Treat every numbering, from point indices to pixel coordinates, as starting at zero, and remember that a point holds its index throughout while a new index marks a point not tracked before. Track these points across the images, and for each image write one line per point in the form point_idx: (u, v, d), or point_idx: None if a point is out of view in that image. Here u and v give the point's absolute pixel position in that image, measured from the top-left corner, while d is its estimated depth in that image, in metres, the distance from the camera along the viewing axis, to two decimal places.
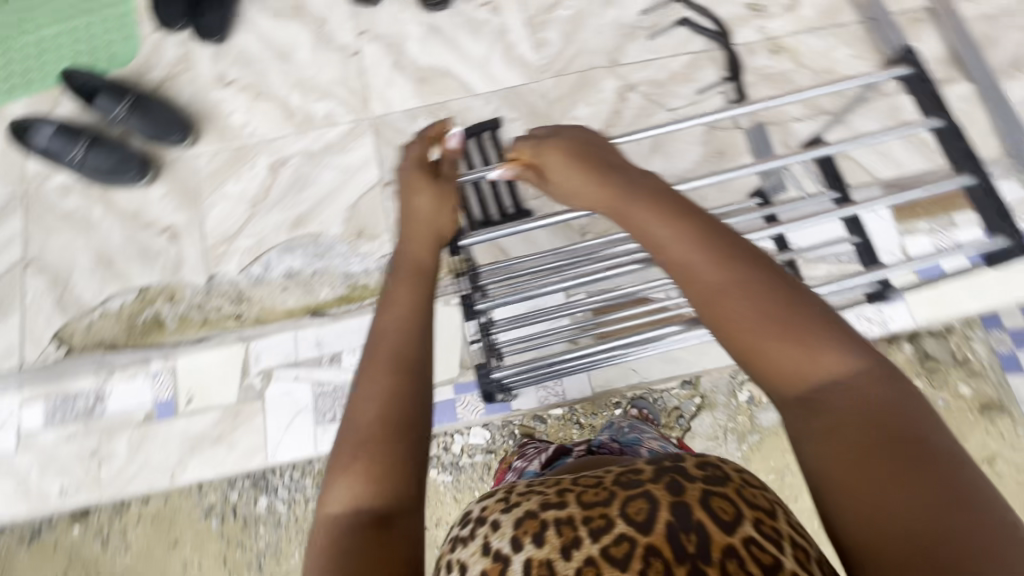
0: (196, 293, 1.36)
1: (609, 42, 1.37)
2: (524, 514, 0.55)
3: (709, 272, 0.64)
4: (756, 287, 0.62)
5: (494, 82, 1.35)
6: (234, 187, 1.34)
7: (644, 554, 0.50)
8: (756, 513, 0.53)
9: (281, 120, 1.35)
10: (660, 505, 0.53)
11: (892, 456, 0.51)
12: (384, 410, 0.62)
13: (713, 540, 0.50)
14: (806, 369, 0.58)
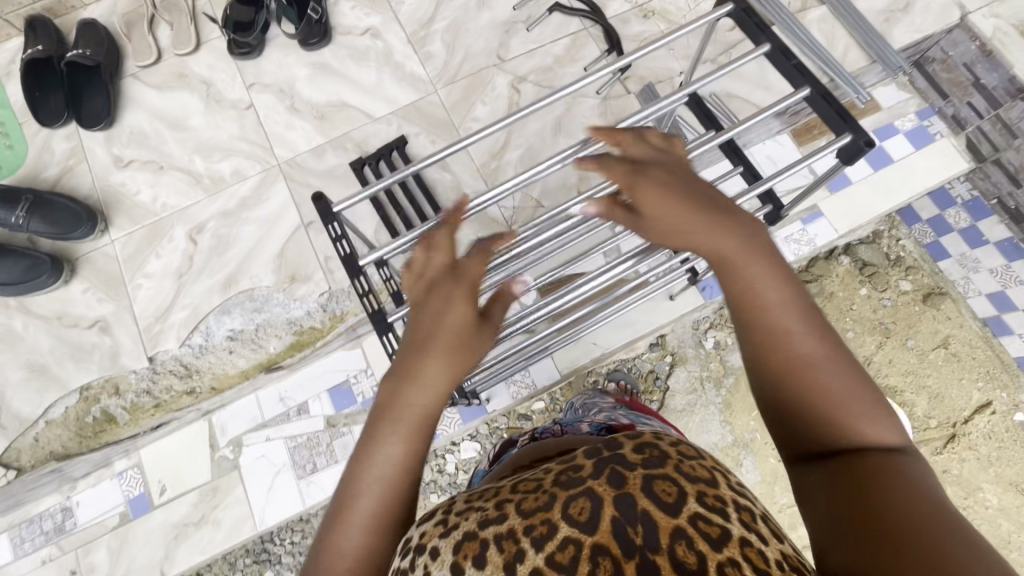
0: (142, 378, 1.33)
1: (491, 42, 1.42)
2: (466, 533, 0.50)
3: (772, 334, 0.63)
4: (824, 361, 0.61)
5: (391, 102, 1.38)
6: (156, 264, 1.31)
7: (589, 554, 0.45)
8: (699, 490, 0.48)
9: (190, 187, 1.35)
10: (602, 500, 0.48)
11: (891, 493, 0.50)
12: (360, 564, 0.62)
13: (661, 527, 0.45)
14: (845, 427, 0.58)
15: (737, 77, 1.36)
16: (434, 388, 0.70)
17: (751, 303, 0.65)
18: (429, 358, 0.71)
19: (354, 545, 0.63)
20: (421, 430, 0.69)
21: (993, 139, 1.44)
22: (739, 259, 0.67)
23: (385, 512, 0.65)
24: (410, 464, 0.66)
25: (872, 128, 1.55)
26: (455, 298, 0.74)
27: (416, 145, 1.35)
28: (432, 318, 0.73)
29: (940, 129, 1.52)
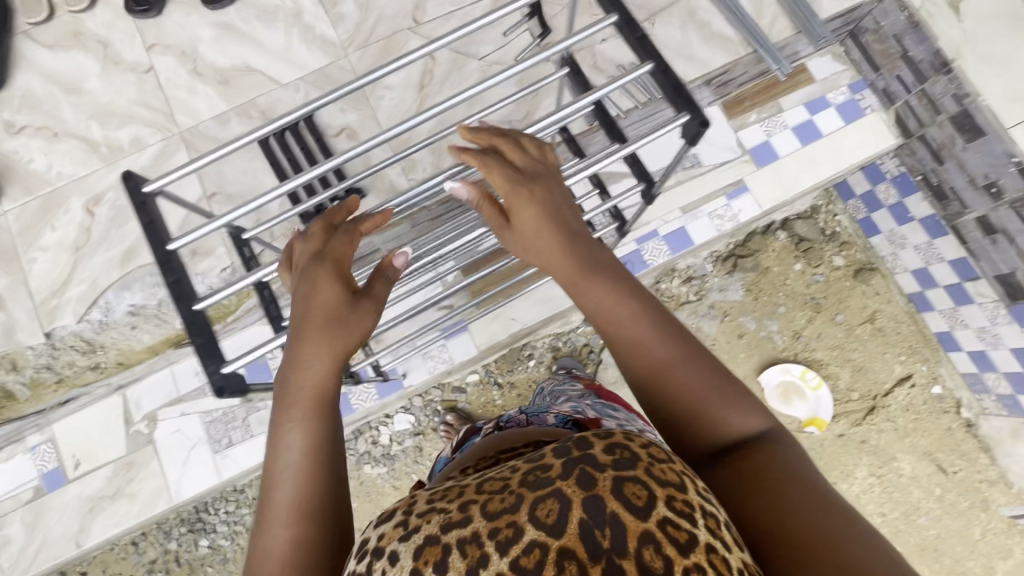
0: (41, 355, 1.30)
1: (407, 3, 1.34)
2: (424, 537, 0.43)
3: (637, 347, 0.63)
4: (683, 359, 0.61)
5: (299, 68, 1.31)
6: (52, 236, 1.27)
7: (558, 557, 0.39)
8: (667, 491, 0.42)
9: (86, 154, 1.28)
10: (571, 498, 0.41)
11: (775, 485, 0.52)
12: (295, 554, 0.55)
13: (629, 531, 0.40)
14: (718, 420, 0.59)
15: (660, 46, 1.32)
16: (325, 371, 0.63)
17: (613, 323, 0.65)
18: (306, 347, 0.64)
19: (280, 542, 0.56)
20: (317, 417, 0.62)
21: (918, 115, 1.42)
22: (592, 274, 0.66)
23: (304, 502, 0.58)
24: (310, 453, 0.60)
25: (804, 101, 1.52)
26: (322, 279, 0.66)
27: (324, 113, 1.29)
28: (307, 305, 0.66)
29: (871, 104, 1.51)
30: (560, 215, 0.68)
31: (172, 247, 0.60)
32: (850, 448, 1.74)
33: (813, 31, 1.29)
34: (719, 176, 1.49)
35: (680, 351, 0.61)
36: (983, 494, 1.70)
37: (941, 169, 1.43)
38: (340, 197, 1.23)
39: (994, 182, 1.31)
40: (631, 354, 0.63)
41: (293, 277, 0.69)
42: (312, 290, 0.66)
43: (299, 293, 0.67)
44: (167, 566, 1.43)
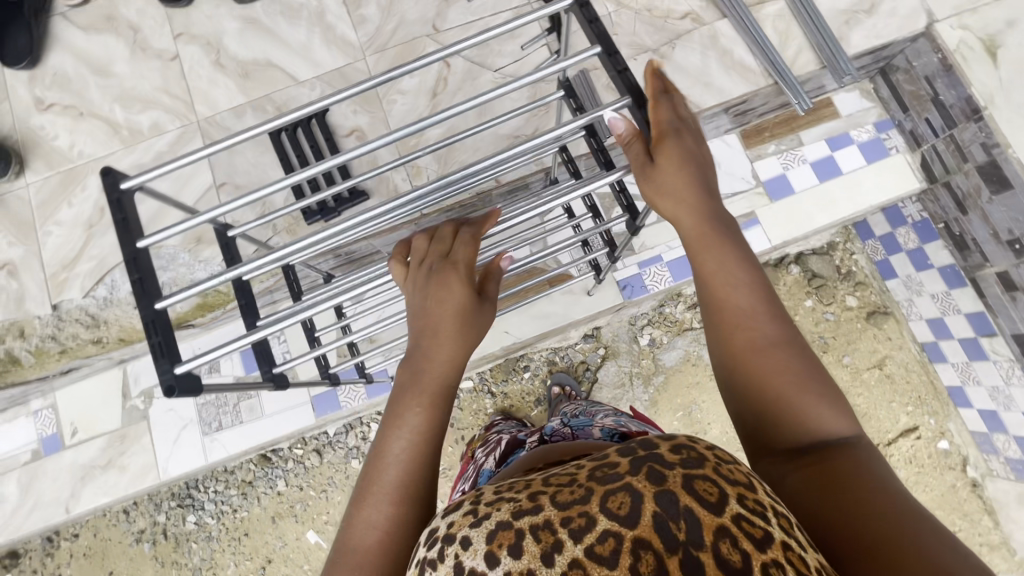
0: (48, 325, 1.32)
1: (428, 10, 1.35)
2: (493, 524, 0.39)
3: (747, 327, 0.57)
4: (797, 358, 0.55)
5: (317, 67, 1.34)
6: (69, 212, 1.32)
7: (631, 549, 0.34)
8: (739, 488, 0.37)
9: (107, 136, 1.33)
10: (644, 491, 0.37)
11: (858, 490, 0.45)
12: (390, 534, 0.59)
13: (704, 524, 0.35)
14: (806, 421, 0.52)
15: (678, 71, 1.30)
16: (447, 368, 0.67)
17: (727, 304, 0.59)
18: (440, 341, 0.66)
19: (379, 520, 0.60)
20: (436, 407, 0.65)
21: (945, 160, 1.37)
22: (711, 243, 0.61)
23: (410, 484, 0.62)
24: (422, 441, 0.64)
25: (824, 136, 1.48)
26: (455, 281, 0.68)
27: (336, 113, 1.30)
28: (427, 302, 0.68)
29: (897, 144, 1.45)
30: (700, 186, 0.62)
31: (142, 243, 0.62)
32: None
33: (835, 67, 1.28)
34: (730, 206, 1.46)
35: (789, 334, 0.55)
36: (992, 563, 1.58)
37: (963, 220, 1.37)
38: (344, 197, 1.26)
39: (1018, 238, 1.26)
40: (726, 340, 0.58)
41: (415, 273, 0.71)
42: (435, 288, 0.68)
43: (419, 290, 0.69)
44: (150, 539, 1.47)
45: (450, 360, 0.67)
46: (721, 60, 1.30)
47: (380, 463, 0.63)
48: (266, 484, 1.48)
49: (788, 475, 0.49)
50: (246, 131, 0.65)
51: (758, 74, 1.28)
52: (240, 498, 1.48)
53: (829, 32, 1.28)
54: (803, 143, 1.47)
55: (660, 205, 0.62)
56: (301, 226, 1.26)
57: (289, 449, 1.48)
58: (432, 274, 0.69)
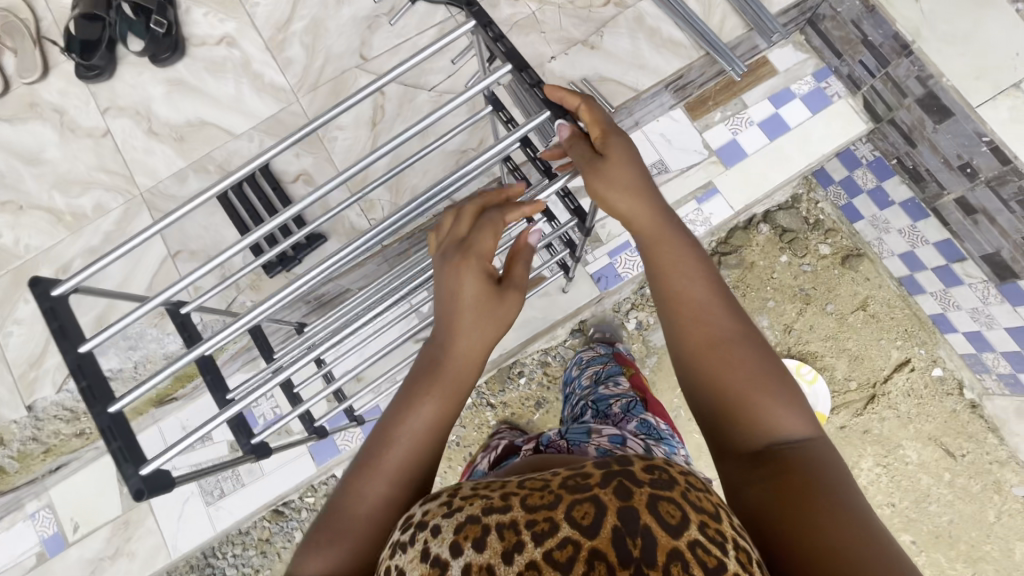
0: (26, 427, 1.31)
1: (353, 41, 1.34)
2: (465, 518, 0.43)
3: (708, 326, 0.63)
4: (750, 355, 0.61)
5: (251, 117, 1.31)
6: (27, 309, 1.29)
7: (587, 556, 0.39)
8: (702, 518, 0.42)
9: (51, 225, 1.30)
10: (607, 503, 0.41)
11: (801, 484, 0.50)
12: (377, 516, 0.61)
13: (659, 547, 0.39)
14: (755, 417, 0.57)
15: (611, 58, 1.30)
16: (465, 365, 0.69)
17: (687, 306, 0.65)
18: (457, 334, 0.69)
19: (369, 504, 0.61)
20: (450, 405, 0.67)
21: (885, 98, 1.39)
22: (666, 252, 0.67)
23: (409, 478, 0.63)
24: (425, 443, 0.65)
25: (767, 95, 1.49)
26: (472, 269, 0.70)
27: (279, 160, 1.28)
28: (449, 293, 0.70)
29: (838, 91, 1.48)
30: (644, 191, 0.68)
31: (85, 348, 0.60)
32: (861, 442, 1.66)
33: (763, 27, 1.27)
34: (688, 180, 1.46)
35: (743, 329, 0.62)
36: (1003, 479, 1.62)
37: (914, 152, 1.39)
38: (301, 244, 1.23)
39: (968, 162, 1.27)
40: (684, 336, 0.64)
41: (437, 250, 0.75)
42: (454, 281, 0.70)
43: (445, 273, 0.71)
44: None
45: (473, 362, 0.69)
46: (650, 40, 1.30)
47: (388, 447, 0.64)
48: (282, 539, 1.46)
49: (743, 470, 0.55)
50: (186, 207, 0.65)
51: (688, 47, 1.29)
52: (258, 558, 1.46)
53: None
54: (748, 105, 1.48)
55: (609, 203, 0.67)
56: (265, 281, 1.24)
57: (297, 501, 1.46)
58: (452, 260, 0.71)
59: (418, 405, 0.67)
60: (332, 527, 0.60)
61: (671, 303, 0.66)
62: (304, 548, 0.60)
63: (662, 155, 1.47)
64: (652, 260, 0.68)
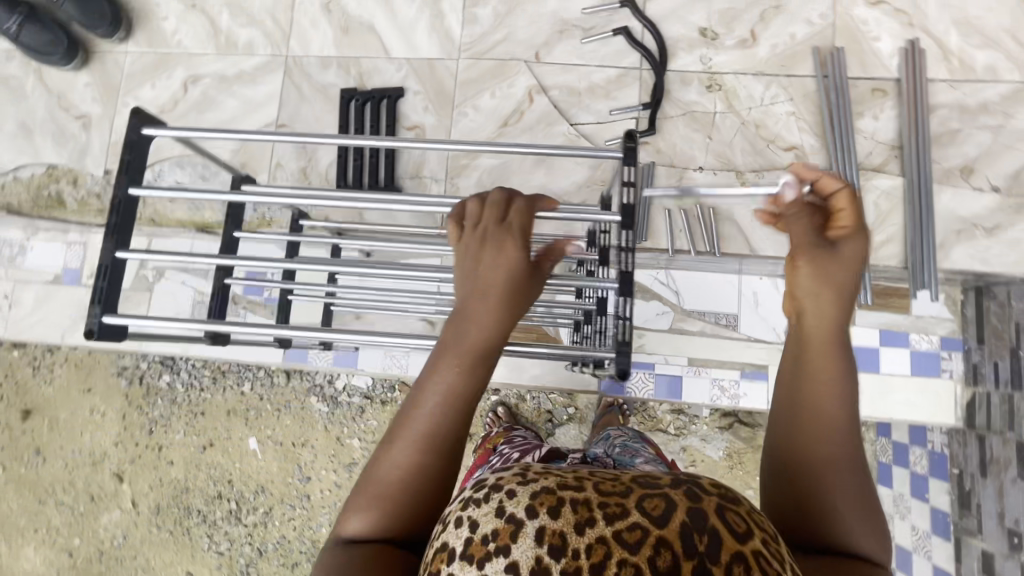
0: (97, 184, 1.37)
1: (539, 36, 1.30)
2: (539, 487, 0.41)
3: (826, 435, 0.55)
4: (855, 468, 0.55)
5: (411, 49, 1.32)
6: (148, 93, 1.37)
7: (654, 542, 0.37)
8: (764, 534, 0.39)
9: (207, 36, 1.38)
10: (678, 501, 0.39)
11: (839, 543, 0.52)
12: (407, 481, 0.57)
13: (725, 546, 0.37)
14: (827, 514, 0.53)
15: (752, 205, 1.21)
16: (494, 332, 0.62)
17: (814, 414, 0.56)
18: (481, 313, 0.62)
19: (395, 470, 0.58)
20: (470, 376, 0.61)
21: (992, 413, 1.24)
22: (823, 352, 0.57)
23: (415, 482, 0.57)
24: (466, 386, 0.60)
25: (882, 326, 1.33)
26: (506, 245, 0.65)
27: (409, 102, 1.30)
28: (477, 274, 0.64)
29: (953, 370, 1.31)
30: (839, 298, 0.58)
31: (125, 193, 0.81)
32: None
33: (916, 276, 1.15)
34: (747, 349, 1.38)
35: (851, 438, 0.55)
36: None
37: (978, 480, 1.25)
38: (378, 185, 1.27)
39: (1019, 532, 1.16)
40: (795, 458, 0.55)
41: (467, 239, 0.68)
42: (493, 250, 0.65)
43: (472, 252, 0.65)
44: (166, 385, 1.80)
45: (495, 319, 0.62)
46: None
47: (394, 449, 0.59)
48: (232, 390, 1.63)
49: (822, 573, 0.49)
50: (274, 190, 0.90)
51: None
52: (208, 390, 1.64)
53: (929, 233, 1.14)
54: (855, 323, 1.34)
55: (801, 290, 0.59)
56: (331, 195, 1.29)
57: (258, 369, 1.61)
58: (486, 237, 0.66)
59: (440, 370, 0.60)
60: (371, 486, 0.58)
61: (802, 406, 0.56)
62: (348, 504, 0.58)
63: (740, 311, 1.38)
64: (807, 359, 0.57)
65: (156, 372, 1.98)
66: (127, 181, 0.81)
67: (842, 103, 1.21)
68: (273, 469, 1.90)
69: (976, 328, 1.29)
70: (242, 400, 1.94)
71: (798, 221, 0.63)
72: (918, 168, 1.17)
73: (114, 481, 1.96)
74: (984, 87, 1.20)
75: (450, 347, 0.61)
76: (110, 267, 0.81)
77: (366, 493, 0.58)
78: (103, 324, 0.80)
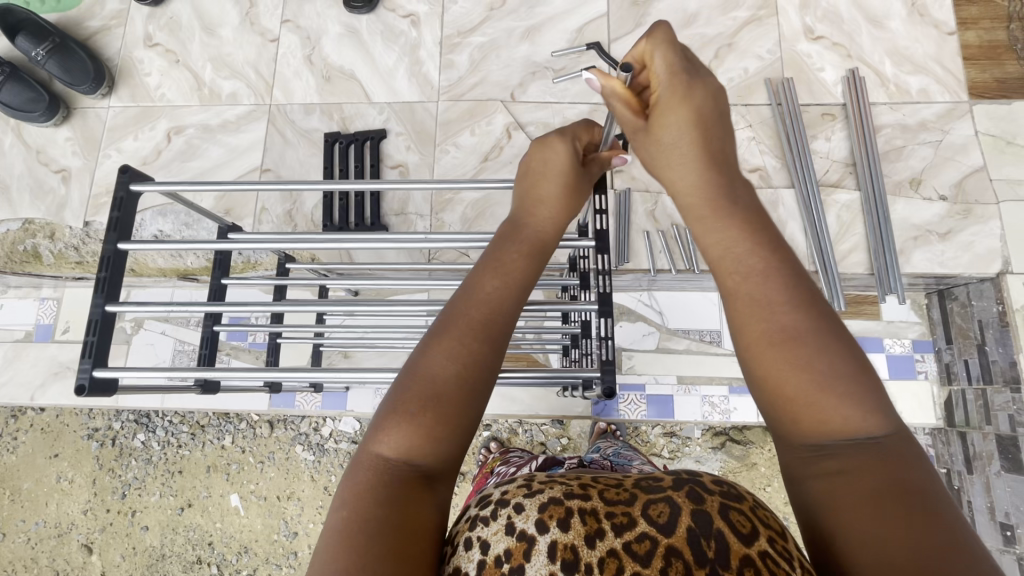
0: (75, 236, 1.36)
1: (513, 77, 1.38)
2: (546, 498, 0.42)
3: (759, 308, 0.48)
4: (812, 334, 0.46)
5: (392, 93, 1.38)
6: (131, 144, 1.39)
7: (664, 551, 0.38)
8: (770, 532, 0.40)
9: (190, 89, 1.41)
10: (684, 506, 0.40)
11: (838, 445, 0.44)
12: (452, 383, 0.48)
13: (732, 550, 0.38)
14: (810, 412, 0.45)
15: None
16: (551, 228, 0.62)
17: (752, 295, 0.48)
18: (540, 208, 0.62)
19: (435, 372, 0.49)
20: (527, 264, 0.57)
21: (970, 410, 1.29)
22: (705, 228, 0.52)
23: (463, 385, 0.49)
24: (520, 283, 0.55)
25: (856, 333, 1.39)
26: (557, 140, 0.64)
27: (392, 143, 1.35)
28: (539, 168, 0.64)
29: (929, 370, 1.36)
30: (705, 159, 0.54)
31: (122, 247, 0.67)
32: None
33: (884, 281, 1.22)
34: (733, 364, 1.41)
35: (798, 309, 0.47)
36: None
37: (966, 477, 1.28)
38: (365, 224, 1.29)
39: (1012, 525, 1.18)
40: (750, 355, 0.47)
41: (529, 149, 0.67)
42: (543, 151, 0.64)
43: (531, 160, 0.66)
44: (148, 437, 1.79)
45: (556, 213, 0.62)
46: None
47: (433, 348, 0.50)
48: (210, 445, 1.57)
49: (822, 500, 0.43)
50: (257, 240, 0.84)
51: (803, 256, 1.25)
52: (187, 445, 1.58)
53: (889, 240, 1.22)
54: None
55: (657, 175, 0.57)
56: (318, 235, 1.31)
57: None
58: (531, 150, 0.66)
59: (505, 262, 0.57)
60: (412, 393, 0.48)
61: (724, 295, 0.50)
62: (381, 419, 0.47)
63: (723, 327, 1.43)
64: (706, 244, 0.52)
65: (130, 432, 1.89)
66: (121, 235, 0.67)
67: (796, 127, 1.31)
68: (258, 526, 1.81)
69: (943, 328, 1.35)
70: (223, 455, 1.86)
71: (616, 109, 0.57)
72: (872, 182, 1.26)
73: (81, 553, 1.82)
74: (920, 107, 1.31)
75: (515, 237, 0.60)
76: (102, 321, 0.66)
77: (404, 401, 0.47)
78: (95, 378, 0.66)
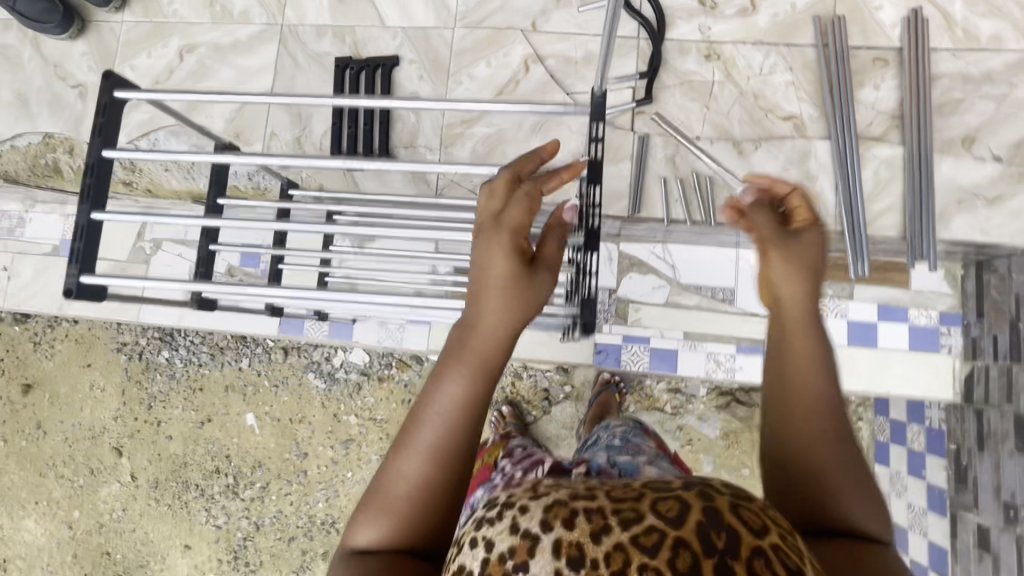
0: None
1: (536, 4, 1.28)
2: (550, 499, 0.37)
3: (814, 416, 0.61)
4: (841, 446, 0.61)
5: (407, 17, 1.31)
6: (144, 62, 1.37)
7: (673, 544, 0.33)
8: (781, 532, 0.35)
9: (202, 5, 1.37)
10: (692, 501, 0.35)
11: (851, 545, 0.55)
12: (416, 495, 0.59)
13: (744, 542, 0.33)
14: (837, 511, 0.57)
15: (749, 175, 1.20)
16: (496, 329, 0.63)
17: (798, 390, 0.62)
18: (484, 307, 0.63)
19: (409, 483, 0.59)
20: (478, 375, 0.62)
21: (990, 388, 1.23)
22: (803, 339, 0.64)
23: (426, 478, 0.59)
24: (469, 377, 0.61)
25: (880, 301, 1.33)
26: (502, 246, 0.63)
27: (404, 72, 1.29)
28: (481, 273, 0.63)
29: (952, 344, 1.30)
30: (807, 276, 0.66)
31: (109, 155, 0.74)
32: None
33: (914, 246, 1.14)
34: (743, 324, 1.37)
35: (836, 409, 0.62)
36: None
37: (976, 455, 1.24)
38: (371, 156, 1.26)
39: (1016, 505, 1.15)
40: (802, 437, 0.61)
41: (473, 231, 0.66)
42: (484, 254, 0.63)
43: (476, 248, 0.65)
44: (138, 354, 1.97)
45: (498, 309, 0.62)
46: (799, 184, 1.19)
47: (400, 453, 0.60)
48: (232, 354, 1.94)
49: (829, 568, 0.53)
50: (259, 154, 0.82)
51: (830, 214, 1.17)
52: (207, 357, 1.94)
53: (929, 202, 1.13)
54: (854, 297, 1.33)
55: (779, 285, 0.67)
56: (325, 164, 1.29)
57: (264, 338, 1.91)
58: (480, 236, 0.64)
59: (450, 368, 0.62)
60: (381, 498, 0.59)
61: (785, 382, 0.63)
62: (355, 515, 0.60)
63: (737, 285, 1.37)
64: (780, 327, 0.66)
65: (156, 348, 1.96)
66: (101, 147, 0.74)
67: (842, 73, 1.19)
68: (271, 444, 1.91)
69: (976, 300, 1.27)
70: (240, 376, 1.93)
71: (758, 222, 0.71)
72: (918, 137, 1.15)
73: (111, 456, 1.97)
74: (988, 56, 1.17)
75: (461, 349, 0.62)
76: (94, 185, 0.75)
77: (371, 503, 0.60)
78: (82, 276, 0.75)
